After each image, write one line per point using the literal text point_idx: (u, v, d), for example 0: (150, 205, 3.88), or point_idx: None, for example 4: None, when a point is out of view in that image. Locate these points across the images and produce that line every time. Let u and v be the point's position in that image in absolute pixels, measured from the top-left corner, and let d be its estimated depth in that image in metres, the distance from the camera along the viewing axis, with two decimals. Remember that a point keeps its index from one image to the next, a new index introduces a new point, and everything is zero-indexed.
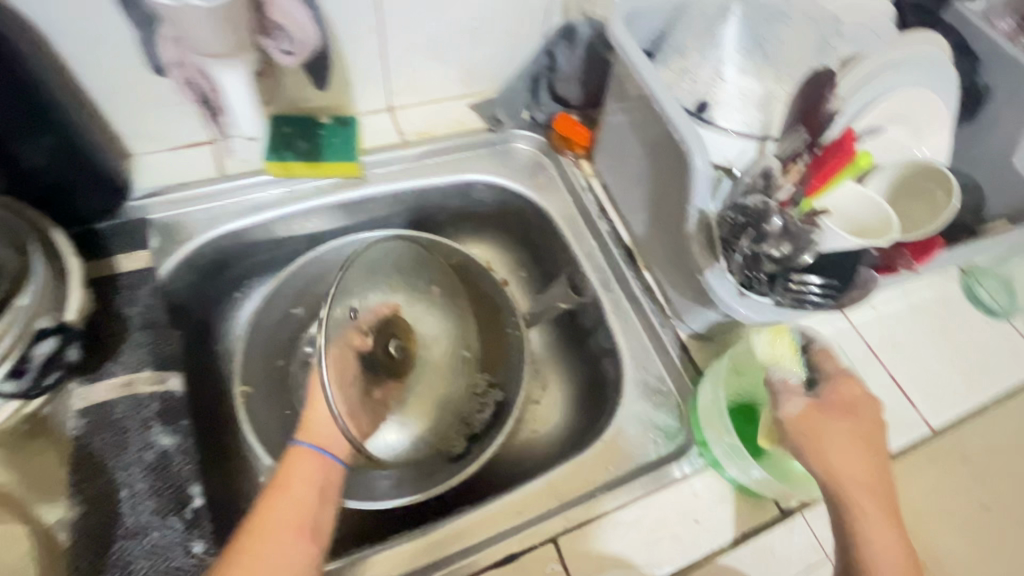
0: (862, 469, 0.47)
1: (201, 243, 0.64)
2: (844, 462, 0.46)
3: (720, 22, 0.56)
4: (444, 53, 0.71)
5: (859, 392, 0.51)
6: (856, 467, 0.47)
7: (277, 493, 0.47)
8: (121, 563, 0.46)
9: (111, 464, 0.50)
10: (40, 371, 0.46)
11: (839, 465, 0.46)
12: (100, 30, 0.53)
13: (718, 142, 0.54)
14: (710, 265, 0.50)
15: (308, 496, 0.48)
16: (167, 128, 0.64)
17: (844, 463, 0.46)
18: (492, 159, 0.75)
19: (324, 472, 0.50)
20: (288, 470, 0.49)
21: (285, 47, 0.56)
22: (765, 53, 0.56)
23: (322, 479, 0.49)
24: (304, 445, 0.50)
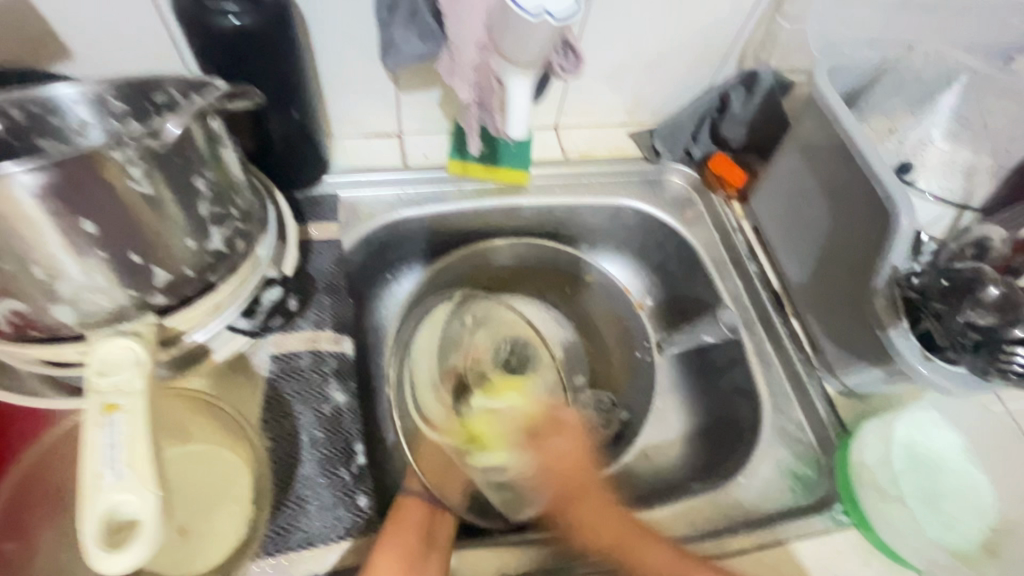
0: (609, 526, 0.53)
1: (378, 225, 0.69)
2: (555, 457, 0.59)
3: (938, 92, 0.61)
4: (621, 82, 0.74)
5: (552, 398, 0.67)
6: (597, 519, 0.54)
7: (384, 531, 0.49)
8: (297, 502, 0.48)
9: (296, 408, 0.52)
10: (266, 315, 0.53)
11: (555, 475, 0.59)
12: (350, 27, 0.60)
13: (919, 205, 0.59)
14: (893, 323, 0.50)
15: (414, 538, 0.50)
16: (368, 117, 0.71)
17: (605, 528, 0.53)
18: (645, 188, 0.77)
19: (427, 518, 0.53)
20: (397, 514, 0.52)
21: (565, 63, 0.55)
22: (976, 126, 0.60)
23: (422, 523, 0.52)
24: (410, 490, 0.56)
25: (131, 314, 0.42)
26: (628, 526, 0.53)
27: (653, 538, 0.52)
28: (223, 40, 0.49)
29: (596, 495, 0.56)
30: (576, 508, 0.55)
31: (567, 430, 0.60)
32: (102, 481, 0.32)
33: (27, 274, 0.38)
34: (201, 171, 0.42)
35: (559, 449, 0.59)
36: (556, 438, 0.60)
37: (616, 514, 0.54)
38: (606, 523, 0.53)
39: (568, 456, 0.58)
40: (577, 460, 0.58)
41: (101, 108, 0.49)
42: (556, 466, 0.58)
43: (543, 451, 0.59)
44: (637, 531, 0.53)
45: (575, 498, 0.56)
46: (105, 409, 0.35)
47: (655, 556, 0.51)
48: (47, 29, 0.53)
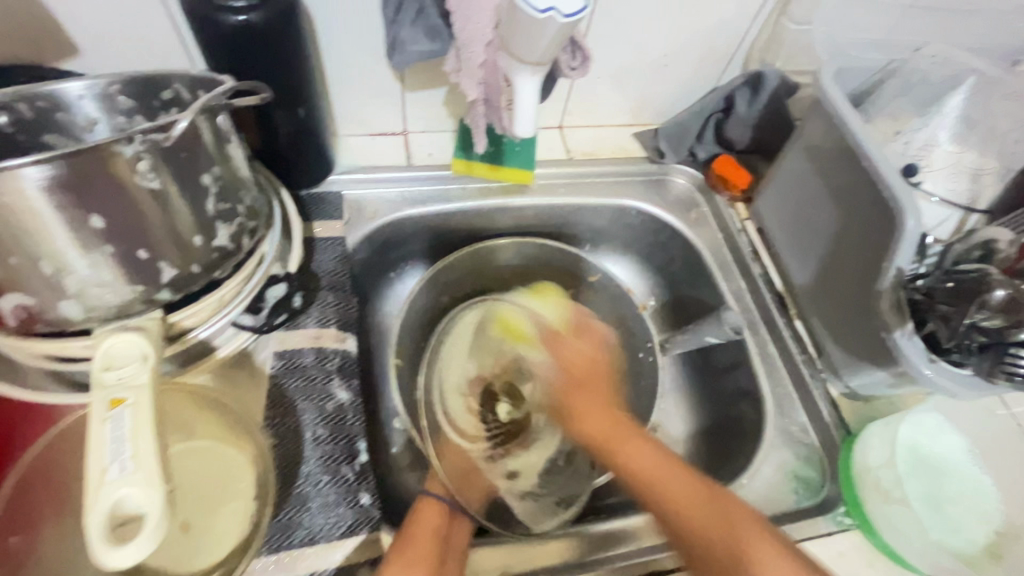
0: (605, 417, 0.54)
1: (381, 223, 0.69)
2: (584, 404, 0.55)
3: (945, 94, 0.60)
4: (626, 83, 0.74)
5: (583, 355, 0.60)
6: (589, 413, 0.54)
7: (403, 541, 0.48)
8: (298, 499, 0.48)
9: (299, 405, 0.52)
10: (272, 311, 0.52)
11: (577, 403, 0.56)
12: (357, 25, 0.60)
13: (926, 208, 0.58)
14: (899, 325, 0.50)
15: (432, 549, 0.49)
16: (373, 115, 0.71)
17: (591, 421, 0.54)
18: (649, 189, 0.77)
19: (446, 526, 0.52)
20: (414, 522, 0.51)
21: (572, 62, 0.55)
22: (982, 129, 0.59)
23: (442, 534, 0.51)
24: (432, 496, 0.54)
25: (137, 309, 0.42)
26: (613, 423, 0.53)
27: (647, 440, 0.51)
28: (230, 37, 0.49)
29: (594, 384, 0.57)
30: (574, 395, 0.57)
31: (582, 335, 0.62)
32: (108, 475, 0.32)
33: (34, 269, 0.38)
34: (208, 168, 0.42)
35: (573, 348, 0.61)
36: (573, 339, 0.62)
37: (604, 404, 0.55)
38: (594, 411, 0.54)
39: (580, 354, 0.60)
40: (586, 359, 0.59)
41: (108, 104, 0.49)
42: (569, 354, 0.60)
43: (559, 351, 0.61)
44: (627, 427, 0.52)
45: (570, 386, 0.58)
46: (111, 404, 0.35)
47: (644, 454, 0.50)
48: (54, 24, 0.54)
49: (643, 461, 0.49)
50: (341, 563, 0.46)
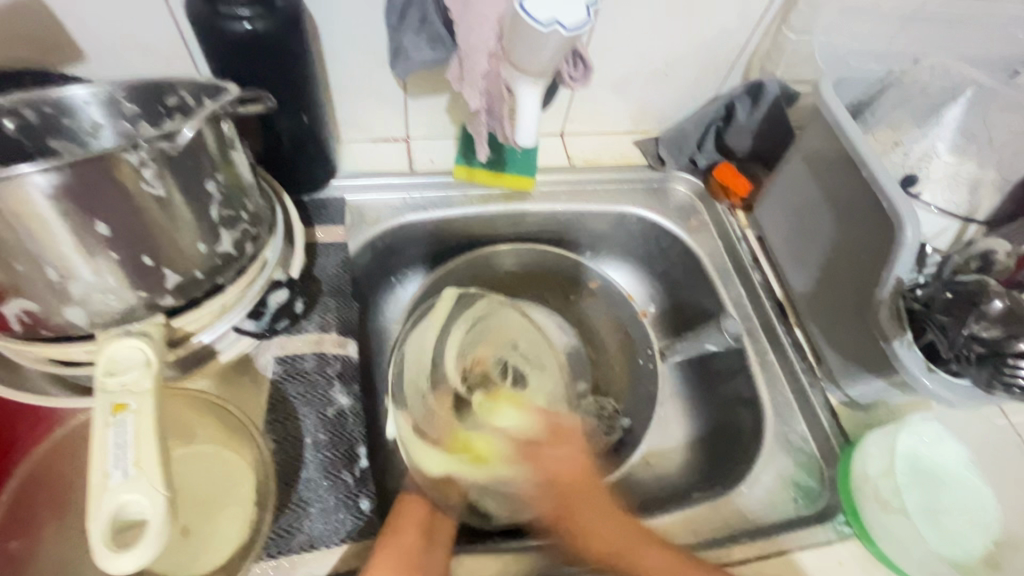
0: (608, 526, 0.50)
1: (383, 229, 0.69)
2: (590, 518, 0.50)
3: (944, 104, 0.60)
4: (628, 91, 0.75)
5: (568, 431, 0.55)
6: (598, 527, 0.50)
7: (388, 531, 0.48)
8: (298, 504, 0.48)
9: (300, 411, 0.52)
10: (273, 316, 0.53)
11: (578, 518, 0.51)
12: (360, 33, 0.61)
13: (924, 217, 0.58)
14: (898, 334, 0.50)
15: (416, 538, 0.49)
16: (375, 121, 0.71)
17: (546, 502, 0.52)
18: (649, 196, 0.77)
19: (430, 519, 0.52)
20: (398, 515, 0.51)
21: (574, 72, 0.55)
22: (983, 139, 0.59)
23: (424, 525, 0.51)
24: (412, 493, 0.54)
25: (141, 314, 0.43)
26: (625, 528, 0.50)
27: (648, 542, 0.50)
28: (234, 44, 0.49)
29: (590, 498, 0.51)
30: (568, 501, 0.51)
31: (567, 439, 0.54)
32: (110, 480, 0.32)
33: (40, 275, 0.38)
34: (213, 174, 0.43)
35: (564, 463, 0.53)
36: (555, 461, 0.53)
37: (601, 500, 0.51)
38: (586, 507, 0.51)
39: (572, 457, 0.53)
40: (577, 473, 0.52)
41: (113, 110, 0.49)
42: (541, 449, 0.54)
43: (539, 461, 0.53)
44: (634, 529, 0.51)
45: (572, 507, 0.51)
46: (114, 409, 0.35)
47: (652, 559, 0.49)
48: (61, 30, 0.54)
49: (606, 528, 0.50)
50: (336, 569, 0.46)
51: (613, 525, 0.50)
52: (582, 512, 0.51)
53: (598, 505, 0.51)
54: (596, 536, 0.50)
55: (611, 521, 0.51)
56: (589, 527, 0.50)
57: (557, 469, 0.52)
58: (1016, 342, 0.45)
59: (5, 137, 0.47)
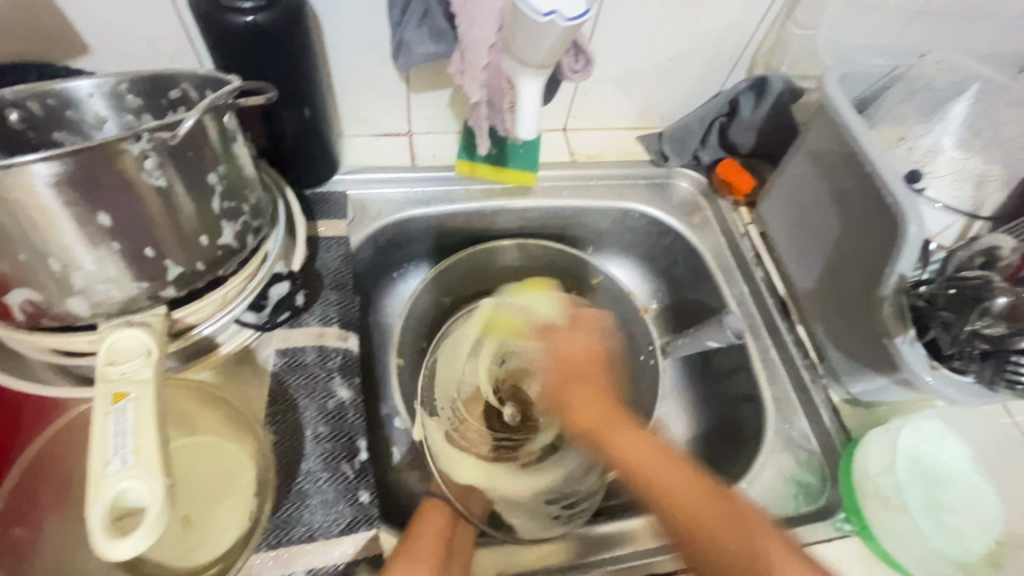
0: (597, 404, 0.52)
1: (385, 223, 0.70)
2: (580, 398, 0.53)
3: (950, 99, 0.60)
4: (631, 86, 0.74)
5: (579, 351, 0.58)
6: (626, 440, 0.49)
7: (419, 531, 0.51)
8: (298, 496, 0.48)
9: (301, 403, 0.53)
10: (275, 309, 0.53)
11: (579, 415, 0.52)
12: (362, 25, 0.60)
13: (929, 214, 0.59)
14: (900, 331, 0.50)
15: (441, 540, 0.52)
16: (377, 115, 0.71)
17: (585, 412, 0.52)
18: (652, 192, 0.77)
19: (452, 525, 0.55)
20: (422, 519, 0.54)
21: (575, 65, 0.55)
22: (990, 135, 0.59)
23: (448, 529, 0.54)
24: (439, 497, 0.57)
25: (142, 305, 0.43)
26: (607, 413, 0.51)
27: (625, 424, 0.51)
28: (237, 37, 0.49)
29: (590, 380, 0.54)
30: (565, 388, 0.55)
31: (583, 331, 0.61)
32: (109, 468, 0.32)
33: (42, 266, 0.38)
34: (214, 167, 0.43)
35: (571, 346, 0.58)
36: (574, 335, 0.60)
37: (602, 395, 0.53)
38: (582, 385, 0.54)
39: (577, 346, 0.58)
40: (581, 356, 0.57)
41: (117, 103, 0.49)
42: (563, 346, 0.59)
43: (557, 345, 0.59)
44: (611, 409, 0.52)
45: (570, 379, 0.55)
46: (115, 398, 0.35)
47: (639, 449, 0.48)
48: (65, 22, 0.54)
49: (630, 445, 0.49)
50: (343, 559, 0.47)
51: (642, 442, 0.49)
52: (620, 434, 0.50)
53: (596, 394, 0.53)
54: (644, 465, 0.47)
55: (643, 441, 0.49)
56: (608, 433, 0.50)
57: (568, 376, 0.55)
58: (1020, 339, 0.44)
59: (9, 128, 0.47)
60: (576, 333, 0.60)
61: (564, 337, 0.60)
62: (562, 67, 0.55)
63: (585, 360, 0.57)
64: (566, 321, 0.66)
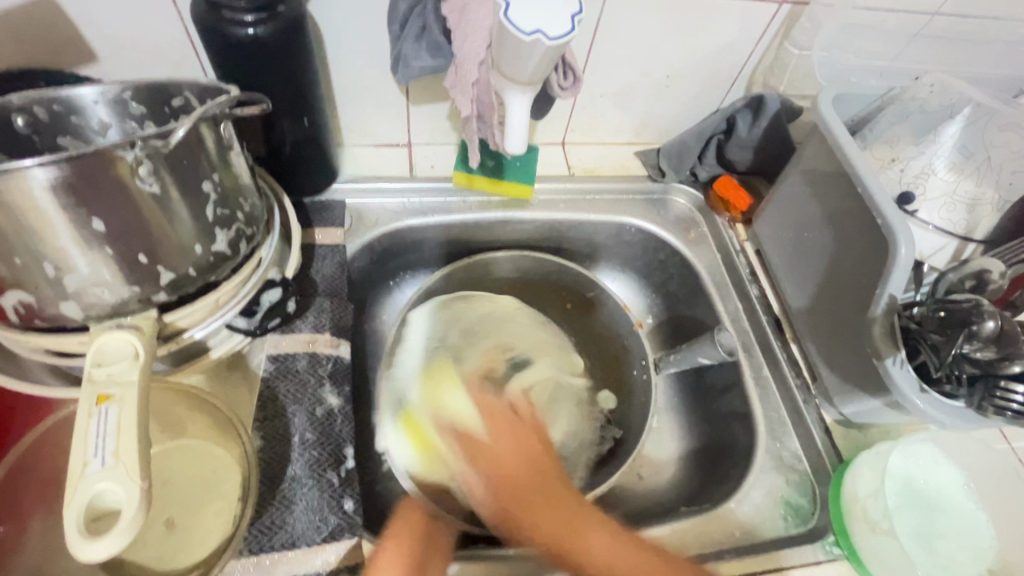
0: (553, 510, 0.46)
1: (382, 232, 0.70)
2: (541, 515, 0.46)
3: (944, 121, 0.60)
4: (629, 102, 0.75)
5: (529, 449, 0.51)
6: (546, 519, 0.46)
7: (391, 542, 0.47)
8: (283, 502, 0.49)
9: (290, 408, 0.53)
10: (265, 314, 0.53)
11: (539, 525, 0.46)
12: (363, 39, 0.62)
13: (921, 235, 0.59)
14: (891, 353, 0.50)
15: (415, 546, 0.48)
16: (378, 126, 0.72)
17: (545, 524, 0.46)
18: (649, 207, 0.77)
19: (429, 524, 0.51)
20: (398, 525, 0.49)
21: (563, 82, 0.56)
22: (984, 159, 0.59)
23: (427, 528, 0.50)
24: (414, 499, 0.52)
25: (132, 308, 0.44)
26: (561, 512, 0.46)
27: (597, 515, 0.47)
28: (239, 48, 0.51)
29: (559, 497, 0.47)
30: (514, 506, 0.47)
31: (503, 414, 0.53)
32: (88, 469, 0.33)
33: (37, 269, 0.39)
34: (209, 175, 0.44)
35: (504, 437, 0.51)
36: (513, 428, 0.52)
37: (572, 499, 0.47)
38: (507, 469, 0.49)
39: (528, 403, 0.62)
40: (519, 460, 0.50)
41: (120, 110, 0.51)
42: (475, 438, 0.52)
43: (495, 439, 0.52)
44: (557, 490, 0.48)
45: (521, 510, 0.47)
46: (98, 400, 0.36)
47: (597, 540, 0.45)
48: (73, 30, 0.56)
49: (601, 547, 0.45)
50: (322, 568, 0.47)
51: (609, 548, 0.45)
52: (570, 499, 0.47)
53: (548, 490, 0.48)
54: (538, 528, 0.46)
55: (602, 529, 0.46)
56: (574, 521, 0.46)
57: (500, 420, 0.53)
58: (1010, 364, 0.44)
59: (15, 133, 0.49)
60: (510, 416, 0.53)
61: (509, 441, 0.51)
62: (549, 84, 0.55)
63: (512, 433, 0.52)
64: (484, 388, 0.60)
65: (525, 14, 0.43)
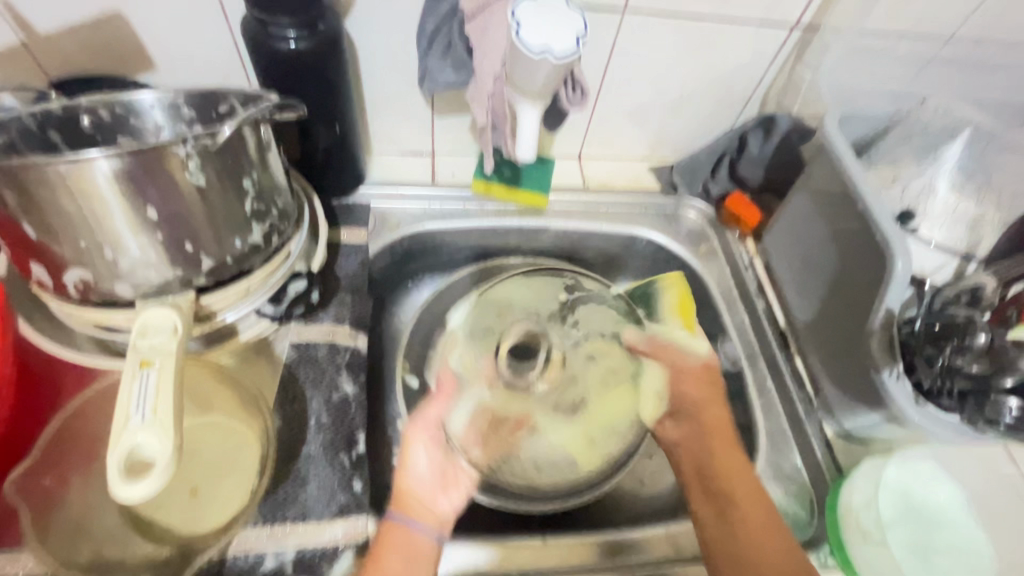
0: (728, 450, 0.58)
1: (404, 235, 0.75)
2: (714, 422, 0.60)
3: (944, 144, 0.63)
4: (644, 119, 0.78)
5: (701, 389, 0.62)
6: (723, 446, 0.58)
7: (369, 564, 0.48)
8: (299, 477, 0.52)
9: (309, 392, 0.57)
10: (291, 303, 0.58)
11: (749, 511, 0.54)
12: (394, 54, 0.67)
13: (924, 252, 0.59)
14: (887, 365, 0.51)
15: (397, 564, 0.48)
16: (404, 136, 0.77)
17: (726, 458, 0.57)
18: (662, 221, 0.79)
19: (411, 547, 0.50)
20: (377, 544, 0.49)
21: (571, 97, 0.58)
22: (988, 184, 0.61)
23: (410, 550, 0.50)
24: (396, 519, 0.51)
25: (174, 288, 0.48)
26: (734, 455, 0.57)
27: (747, 474, 0.56)
28: (281, 61, 0.56)
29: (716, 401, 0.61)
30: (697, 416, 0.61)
31: (699, 375, 0.63)
32: (131, 421, 0.37)
33: (96, 251, 0.44)
34: (249, 172, 0.48)
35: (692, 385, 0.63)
36: (688, 370, 0.64)
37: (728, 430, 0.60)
38: (710, 401, 0.61)
39: (416, 501, 0.53)
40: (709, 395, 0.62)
41: (173, 114, 0.56)
42: (686, 371, 0.64)
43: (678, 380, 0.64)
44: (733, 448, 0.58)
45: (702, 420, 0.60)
46: (141, 364, 0.40)
47: (729, 453, 0.58)
48: (135, 41, 0.62)
49: (755, 518, 0.53)
50: (331, 542, 0.50)
51: (762, 542, 0.52)
52: (735, 463, 0.57)
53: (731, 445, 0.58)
54: (746, 517, 0.53)
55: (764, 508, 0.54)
56: (734, 476, 0.56)
57: (679, 367, 0.64)
58: (1003, 378, 0.46)
59: (81, 131, 0.55)
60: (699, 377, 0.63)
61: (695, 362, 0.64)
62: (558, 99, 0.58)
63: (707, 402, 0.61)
64: (699, 377, 0.63)
65: (533, 33, 0.47)
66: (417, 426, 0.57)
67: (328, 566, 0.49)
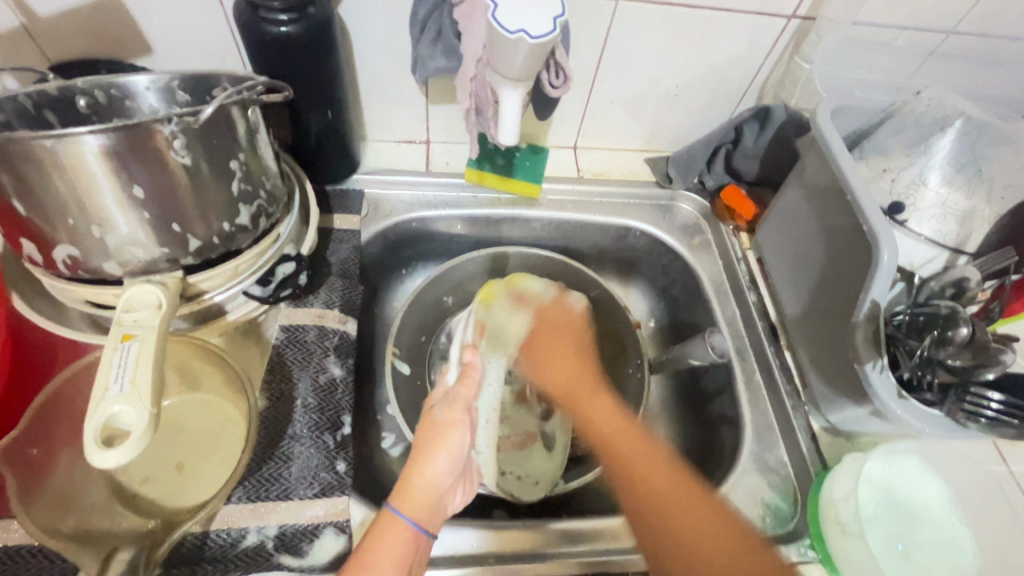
0: (568, 374, 0.65)
1: (397, 221, 0.75)
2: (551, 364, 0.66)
3: (937, 133, 0.63)
4: (639, 110, 0.78)
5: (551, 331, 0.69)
6: (559, 370, 0.65)
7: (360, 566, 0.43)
8: (282, 456, 0.53)
9: (296, 374, 0.57)
10: (278, 286, 0.58)
11: (599, 420, 0.61)
12: (388, 41, 0.67)
13: (912, 245, 0.60)
14: (870, 359, 0.50)
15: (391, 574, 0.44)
16: (399, 123, 0.77)
17: (561, 375, 0.65)
18: (656, 212, 0.79)
19: (410, 555, 0.45)
20: (375, 543, 0.45)
21: (554, 80, 0.58)
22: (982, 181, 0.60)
23: (408, 559, 0.45)
24: (402, 518, 0.46)
25: (161, 266, 0.49)
26: (579, 377, 0.65)
27: (599, 393, 0.64)
28: (272, 45, 0.56)
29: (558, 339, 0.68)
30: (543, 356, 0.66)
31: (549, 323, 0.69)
32: (108, 393, 0.38)
33: (83, 228, 0.45)
34: (236, 154, 0.49)
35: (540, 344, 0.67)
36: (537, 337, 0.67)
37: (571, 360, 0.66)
38: (560, 356, 0.66)
39: (425, 498, 0.48)
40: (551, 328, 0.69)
41: (167, 96, 0.57)
42: (549, 314, 0.70)
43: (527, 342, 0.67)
44: (587, 379, 0.65)
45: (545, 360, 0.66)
46: (122, 338, 0.41)
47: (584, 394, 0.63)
48: (129, 22, 0.62)
49: (605, 413, 0.62)
50: (312, 521, 0.50)
51: (636, 446, 0.58)
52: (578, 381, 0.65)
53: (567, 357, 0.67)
54: (599, 422, 0.61)
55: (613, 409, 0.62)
56: (584, 401, 0.63)
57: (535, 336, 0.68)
58: (984, 372, 0.46)
59: (76, 111, 0.56)
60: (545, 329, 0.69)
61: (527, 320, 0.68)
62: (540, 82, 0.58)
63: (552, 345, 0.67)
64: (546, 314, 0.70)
65: (509, 16, 0.48)
66: (456, 413, 0.52)
67: (309, 545, 0.49)
